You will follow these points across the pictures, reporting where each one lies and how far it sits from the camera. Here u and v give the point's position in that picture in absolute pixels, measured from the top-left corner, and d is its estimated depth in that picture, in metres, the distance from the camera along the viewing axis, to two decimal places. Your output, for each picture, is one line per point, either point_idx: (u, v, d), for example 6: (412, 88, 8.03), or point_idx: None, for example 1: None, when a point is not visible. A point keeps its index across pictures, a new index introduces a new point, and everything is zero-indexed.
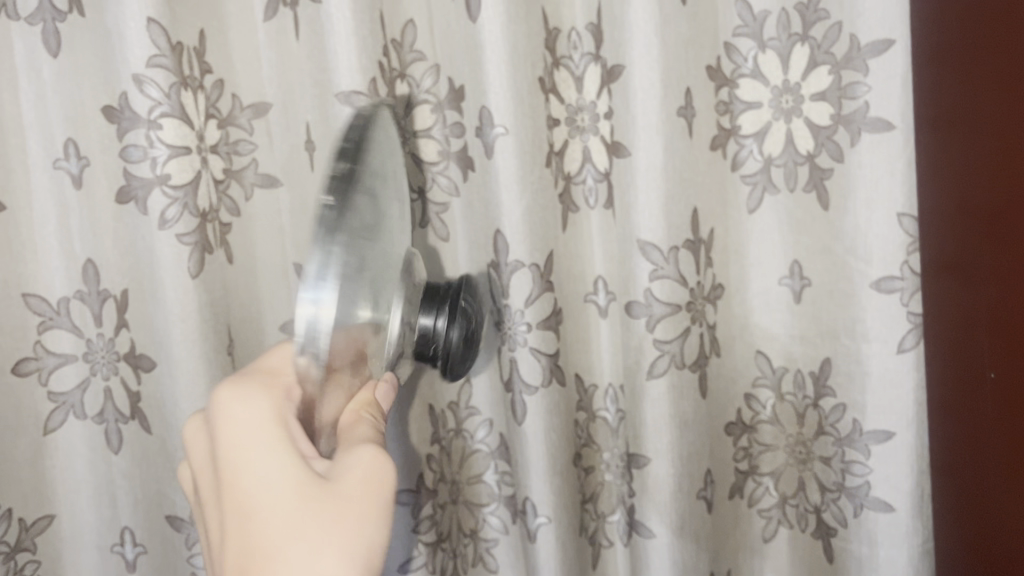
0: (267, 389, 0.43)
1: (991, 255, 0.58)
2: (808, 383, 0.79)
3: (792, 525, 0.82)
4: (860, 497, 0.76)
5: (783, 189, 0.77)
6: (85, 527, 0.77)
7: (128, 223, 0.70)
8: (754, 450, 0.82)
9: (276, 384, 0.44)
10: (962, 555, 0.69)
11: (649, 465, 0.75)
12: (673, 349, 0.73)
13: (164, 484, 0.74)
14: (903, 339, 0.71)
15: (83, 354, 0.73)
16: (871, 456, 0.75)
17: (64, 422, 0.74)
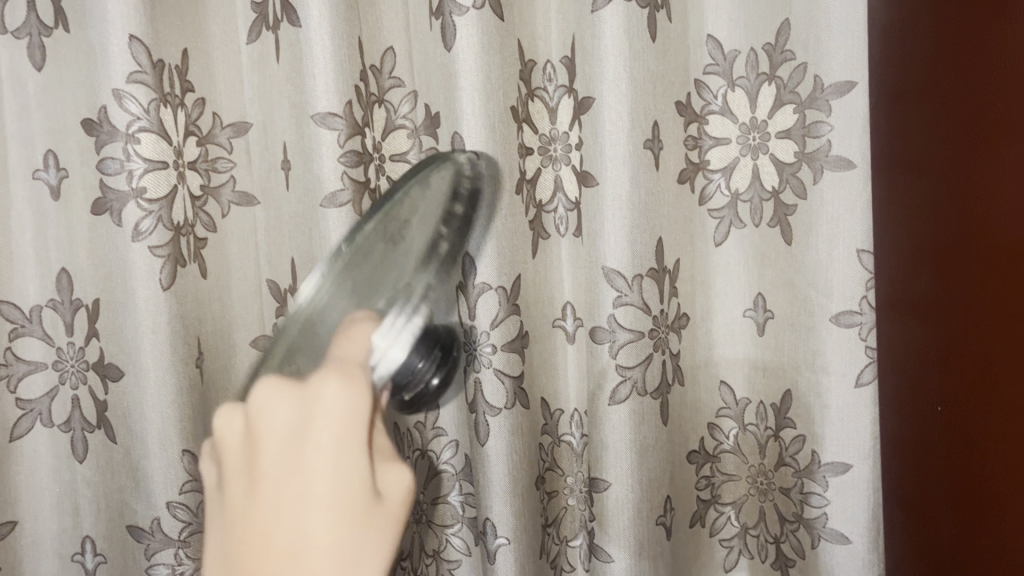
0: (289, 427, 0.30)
1: (943, 294, 0.60)
2: (769, 415, 0.80)
3: (752, 555, 0.83)
4: (818, 528, 0.77)
5: (747, 224, 0.78)
6: (46, 536, 0.77)
7: (102, 234, 0.71)
8: (716, 480, 0.83)
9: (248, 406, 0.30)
10: None
11: (609, 489, 0.76)
12: (635, 375, 0.74)
13: (127, 495, 0.75)
14: (860, 373, 0.73)
15: (53, 362, 0.74)
16: (828, 488, 0.76)
17: (31, 429, 0.74)
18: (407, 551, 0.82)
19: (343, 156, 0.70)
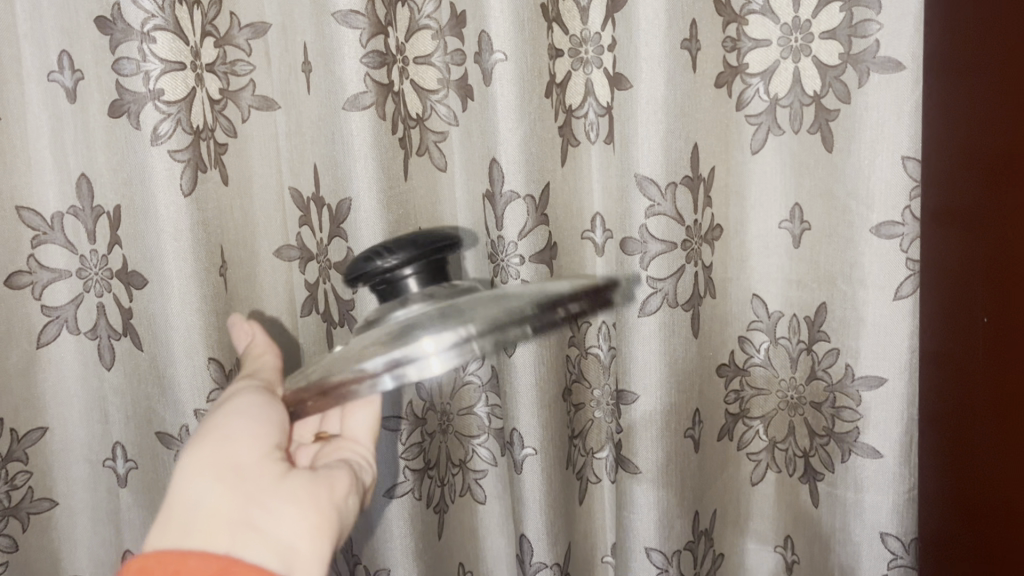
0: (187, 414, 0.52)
1: (992, 202, 0.57)
2: (803, 328, 0.78)
3: (779, 469, 0.83)
4: (848, 442, 0.76)
5: (787, 130, 0.75)
6: (75, 444, 0.77)
7: (119, 140, 0.67)
8: (746, 394, 0.82)
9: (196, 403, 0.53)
10: (947, 504, 0.68)
11: (637, 403, 0.75)
12: (667, 287, 0.72)
13: (155, 400, 0.73)
14: (900, 286, 0.71)
15: (77, 270, 0.73)
16: (862, 403, 0.75)
17: (58, 336, 0.74)
18: (434, 460, 0.81)
19: (366, 57, 0.67)
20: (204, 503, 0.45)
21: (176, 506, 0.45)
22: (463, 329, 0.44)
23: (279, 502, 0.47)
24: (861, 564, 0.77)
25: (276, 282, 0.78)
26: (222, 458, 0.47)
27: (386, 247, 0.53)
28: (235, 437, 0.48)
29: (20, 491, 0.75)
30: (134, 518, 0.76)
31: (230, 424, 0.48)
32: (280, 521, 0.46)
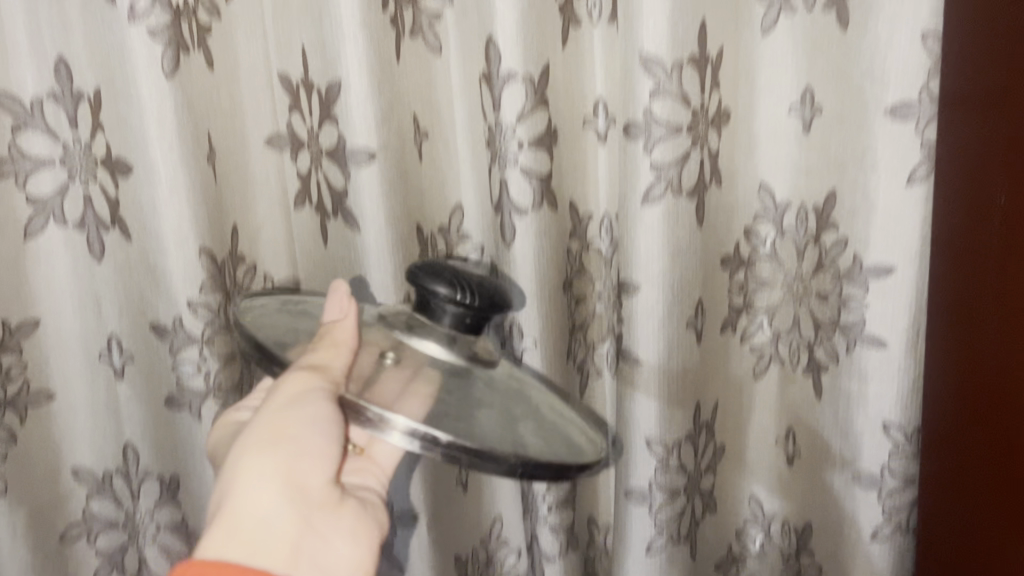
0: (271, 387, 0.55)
1: (1015, 72, 0.53)
2: (811, 218, 0.76)
3: (783, 362, 0.82)
4: (855, 333, 0.74)
5: (799, 8, 0.71)
6: (70, 336, 0.74)
7: (95, 16, 0.66)
8: (749, 286, 0.80)
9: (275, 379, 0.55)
10: (954, 392, 0.66)
11: (639, 293, 0.73)
12: (671, 173, 0.70)
13: (148, 294, 0.72)
14: (914, 171, 0.68)
15: (60, 158, 0.68)
16: (868, 291, 0.73)
17: (44, 228, 0.71)
18: None
19: None
20: (275, 523, 0.53)
21: (245, 518, 0.52)
22: (447, 435, 0.47)
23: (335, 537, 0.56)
24: (862, 451, 0.76)
25: (269, 172, 0.75)
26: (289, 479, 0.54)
27: (460, 280, 0.55)
28: (301, 438, 0.54)
29: (17, 384, 0.72)
30: (135, 410, 0.74)
31: (297, 421, 0.53)
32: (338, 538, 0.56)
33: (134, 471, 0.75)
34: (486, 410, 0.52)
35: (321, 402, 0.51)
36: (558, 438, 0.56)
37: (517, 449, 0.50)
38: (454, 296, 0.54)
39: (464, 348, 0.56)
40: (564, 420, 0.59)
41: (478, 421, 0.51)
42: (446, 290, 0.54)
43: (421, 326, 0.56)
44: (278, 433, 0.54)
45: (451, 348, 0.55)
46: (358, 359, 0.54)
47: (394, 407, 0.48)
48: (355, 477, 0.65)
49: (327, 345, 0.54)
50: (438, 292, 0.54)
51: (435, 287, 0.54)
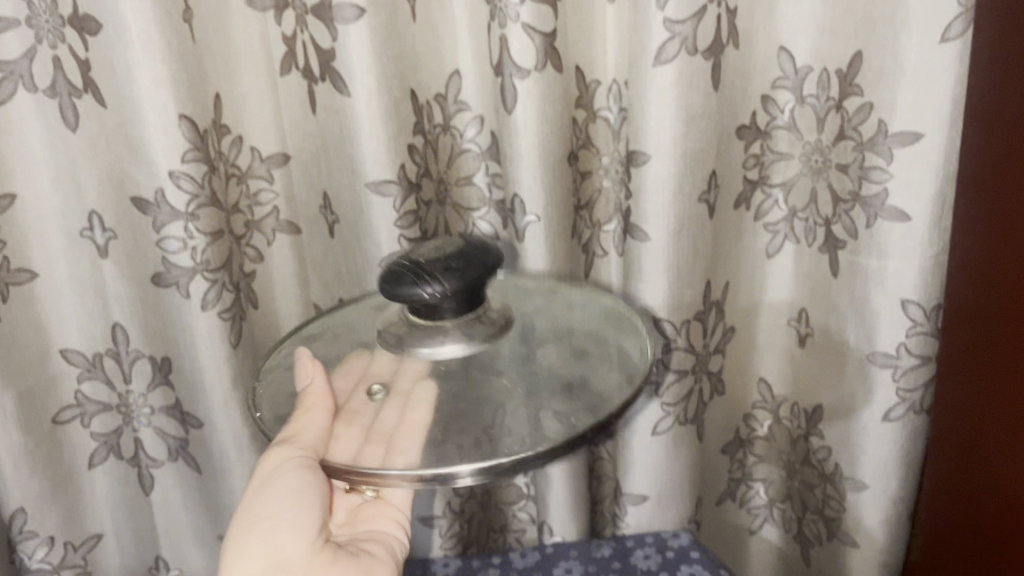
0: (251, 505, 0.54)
1: None
2: (833, 82, 0.70)
3: (798, 241, 0.78)
4: (875, 206, 0.69)
5: None
6: (48, 211, 0.68)
7: None
8: (767, 160, 0.76)
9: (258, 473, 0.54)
10: (989, 272, 0.61)
11: (649, 165, 0.69)
12: (687, 31, 0.64)
13: (129, 166, 0.66)
14: (949, 26, 0.61)
15: (25, 18, 0.61)
16: (892, 162, 0.67)
17: (14, 94, 0.63)
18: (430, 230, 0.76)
19: None
20: None
21: None
22: (469, 463, 0.43)
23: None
24: (879, 332, 0.72)
25: (251, 35, 0.70)
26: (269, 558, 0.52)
27: (433, 270, 0.48)
28: (276, 517, 0.53)
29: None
30: (121, 290, 0.71)
31: (271, 497, 0.53)
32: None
33: (124, 352, 0.73)
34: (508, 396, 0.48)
35: (289, 467, 0.50)
36: (582, 395, 0.49)
37: (536, 429, 0.45)
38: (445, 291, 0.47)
39: (475, 329, 0.51)
40: (592, 364, 0.52)
41: (505, 420, 0.46)
42: (432, 288, 0.47)
43: (417, 333, 0.51)
44: (253, 514, 0.54)
45: (466, 334, 0.51)
46: (348, 400, 0.51)
47: (403, 451, 0.44)
48: (370, 525, 0.62)
49: (301, 412, 0.49)
50: (425, 294, 0.47)
51: (420, 292, 0.47)
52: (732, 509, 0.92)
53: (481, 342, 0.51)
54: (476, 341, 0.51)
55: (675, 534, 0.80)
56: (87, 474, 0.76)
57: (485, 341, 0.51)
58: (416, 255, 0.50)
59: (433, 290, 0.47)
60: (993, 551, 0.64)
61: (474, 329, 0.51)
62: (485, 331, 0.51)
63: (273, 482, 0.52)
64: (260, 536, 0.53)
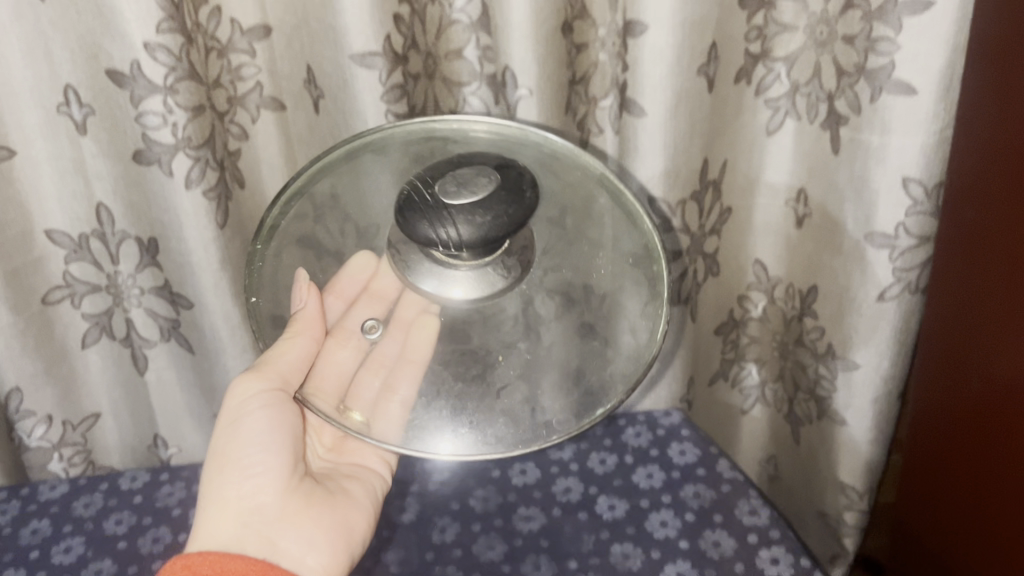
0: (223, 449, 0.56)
1: None
2: None
3: (799, 118, 0.75)
4: (880, 79, 0.65)
5: None
6: (17, 83, 0.63)
7: None
8: (770, 32, 0.71)
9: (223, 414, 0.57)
10: (1000, 153, 0.60)
11: (645, 35, 0.65)
12: None
13: (99, 37, 0.61)
14: None
15: None
16: (902, 32, 0.62)
17: None
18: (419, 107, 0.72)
19: None
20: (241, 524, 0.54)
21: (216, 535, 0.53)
22: (463, 447, 0.47)
23: (295, 541, 0.55)
24: (876, 211, 0.71)
25: None
26: (245, 500, 0.55)
27: (448, 207, 0.44)
28: (250, 453, 0.56)
29: None
30: (102, 170, 0.68)
31: (246, 434, 0.56)
32: (298, 547, 0.54)
33: (109, 233, 0.71)
34: (512, 361, 0.49)
35: (258, 393, 0.56)
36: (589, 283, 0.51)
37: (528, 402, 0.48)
38: (460, 242, 0.44)
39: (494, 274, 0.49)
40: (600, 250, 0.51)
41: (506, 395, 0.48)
42: (446, 232, 0.44)
43: (425, 265, 0.49)
44: (224, 456, 0.56)
45: (484, 276, 0.49)
46: (347, 334, 0.54)
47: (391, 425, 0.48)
48: (358, 458, 0.64)
49: (287, 340, 0.52)
50: (436, 240, 0.44)
51: (430, 237, 0.44)
52: (723, 389, 0.92)
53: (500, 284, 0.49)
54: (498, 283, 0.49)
55: (666, 413, 0.81)
56: (81, 354, 0.77)
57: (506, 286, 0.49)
58: (442, 184, 0.45)
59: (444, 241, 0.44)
60: (983, 462, 0.68)
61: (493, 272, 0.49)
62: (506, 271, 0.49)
63: (247, 422, 0.56)
64: (232, 477, 0.55)
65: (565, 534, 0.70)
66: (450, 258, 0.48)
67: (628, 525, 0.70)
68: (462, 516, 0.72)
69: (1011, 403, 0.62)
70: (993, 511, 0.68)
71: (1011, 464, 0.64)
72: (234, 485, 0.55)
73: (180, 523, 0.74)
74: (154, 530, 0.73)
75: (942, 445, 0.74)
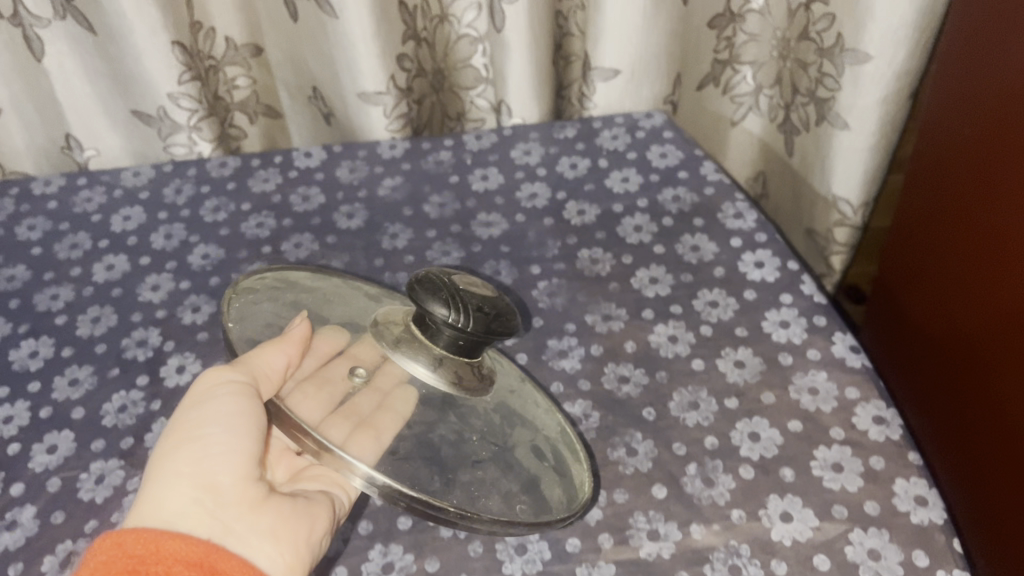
0: (190, 423, 0.43)
1: None
2: None
3: None
4: None
5: None
6: None
7: None
8: None
9: (200, 394, 0.44)
10: None
11: None
12: None
13: None
14: None
15: None
16: None
17: None
18: None
19: None
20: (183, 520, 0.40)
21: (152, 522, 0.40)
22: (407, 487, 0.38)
23: (255, 538, 0.40)
24: None
25: None
26: (201, 475, 0.41)
27: (461, 293, 0.41)
28: (215, 440, 0.42)
29: None
30: None
31: (210, 412, 0.43)
32: (254, 544, 0.40)
33: None
34: (482, 442, 0.42)
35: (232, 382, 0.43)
36: (543, 440, 0.44)
37: (477, 464, 0.41)
38: (466, 312, 0.41)
39: (455, 366, 0.44)
40: (551, 426, 0.46)
41: (466, 440, 0.42)
42: (444, 315, 0.41)
43: (412, 343, 0.44)
44: (185, 435, 0.42)
45: (439, 371, 0.43)
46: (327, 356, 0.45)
47: (347, 446, 0.39)
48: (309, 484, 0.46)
49: (263, 347, 0.44)
50: (438, 314, 0.41)
51: (437, 301, 0.41)
52: (713, 95, 0.82)
53: (452, 387, 0.43)
54: (455, 382, 0.43)
55: (647, 115, 0.72)
56: None
57: (469, 384, 0.44)
58: (458, 276, 0.43)
59: (448, 317, 0.40)
60: (986, 230, 0.61)
61: (453, 364, 0.43)
62: (464, 385, 0.43)
63: (214, 403, 0.43)
64: (189, 457, 0.41)
65: (529, 239, 0.63)
66: (428, 339, 0.44)
67: (652, 246, 0.61)
68: (414, 222, 0.65)
69: (1000, 127, 0.58)
70: (959, 257, 0.65)
71: (1006, 206, 0.58)
72: (191, 464, 0.41)
73: (101, 230, 0.66)
74: (72, 236, 0.66)
75: (946, 263, 0.67)
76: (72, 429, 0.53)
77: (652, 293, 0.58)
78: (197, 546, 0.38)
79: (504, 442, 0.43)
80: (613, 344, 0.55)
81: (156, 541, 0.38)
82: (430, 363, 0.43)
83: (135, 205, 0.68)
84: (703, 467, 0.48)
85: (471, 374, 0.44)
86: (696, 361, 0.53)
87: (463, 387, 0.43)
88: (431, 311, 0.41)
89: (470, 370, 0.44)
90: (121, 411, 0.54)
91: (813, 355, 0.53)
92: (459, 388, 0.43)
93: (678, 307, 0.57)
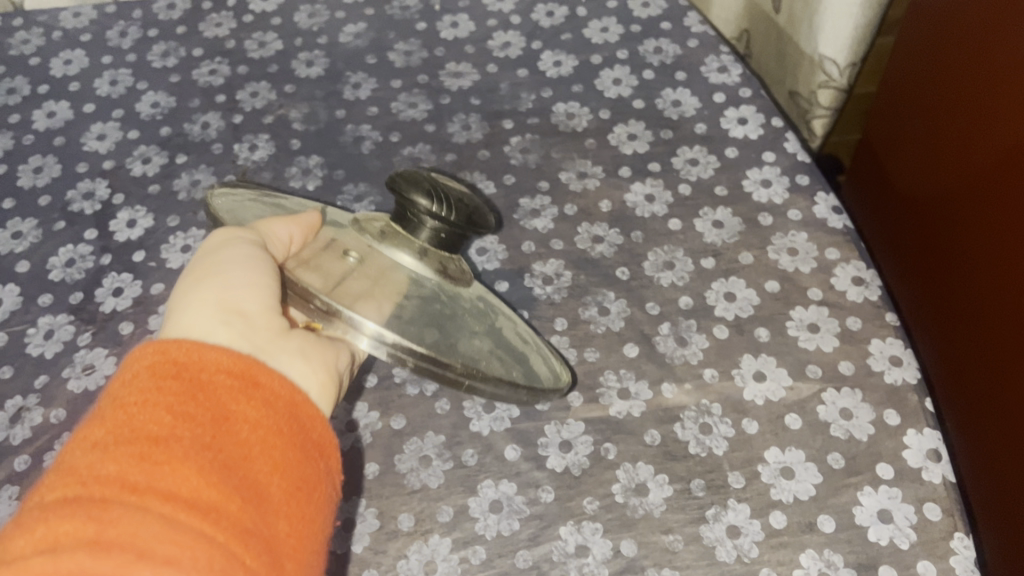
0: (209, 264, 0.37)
1: None
2: None
3: None
4: None
5: None
6: None
7: None
8: None
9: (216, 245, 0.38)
10: None
11: None
12: None
13: None
14: None
15: None
16: None
17: None
18: None
19: None
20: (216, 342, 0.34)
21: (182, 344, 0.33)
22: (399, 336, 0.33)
23: (289, 356, 0.35)
24: None
25: None
26: (221, 301, 0.35)
27: (443, 187, 0.38)
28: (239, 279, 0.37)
29: None
30: None
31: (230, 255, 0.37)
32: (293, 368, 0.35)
33: None
34: (474, 318, 0.38)
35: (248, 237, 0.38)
36: (528, 339, 0.40)
37: (468, 334, 0.36)
38: (449, 205, 0.37)
39: (440, 255, 0.39)
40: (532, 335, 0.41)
41: (455, 314, 0.37)
42: (429, 208, 0.37)
43: (393, 235, 0.39)
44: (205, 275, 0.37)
45: (423, 265, 0.38)
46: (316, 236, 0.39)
47: (351, 300, 0.34)
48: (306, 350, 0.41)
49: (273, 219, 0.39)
50: (422, 207, 0.37)
51: (421, 193, 0.37)
52: None
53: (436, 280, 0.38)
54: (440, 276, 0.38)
55: None
56: None
57: (455, 280, 0.39)
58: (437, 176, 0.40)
59: (432, 208, 0.37)
60: (970, 83, 0.59)
61: (434, 257, 0.38)
62: (450, 278, 0.39)
63: (226, 247, 0.37)
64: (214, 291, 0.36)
65: (501, 91, 0.59)
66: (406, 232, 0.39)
67: (630, 102, 0.58)
68: (379, 70, 0.61)
69: None
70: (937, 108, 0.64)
71: (989, 60, 0.56)
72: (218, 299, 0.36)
73: (41, 75, 0.61)
74: (9, 81, 0.61)
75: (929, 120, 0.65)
76: (17, 284, 0.50)
77: (629, 151, 0.55)
78: (242, 357, 0.32)
79: (490, 320, 0.39)
80: (587, 203, 0.53)
81: (198, 349, 0.32)
82: (415, 253, 0.38)
83: (76, 49, 0.63)
84: (676, 326, 0.47)
85: (454, 269, 0.39)
86: (674, 220, 0.51)
87: (448, 280, 0.38)
88: (411, 204, 0.37)
89: (453, 264, 0.39)
90: (69, 265, 0.51)
91: (794, 216, 0.51)
92: (446, 278, 0.38)
93: (656, 165, 0.54)
